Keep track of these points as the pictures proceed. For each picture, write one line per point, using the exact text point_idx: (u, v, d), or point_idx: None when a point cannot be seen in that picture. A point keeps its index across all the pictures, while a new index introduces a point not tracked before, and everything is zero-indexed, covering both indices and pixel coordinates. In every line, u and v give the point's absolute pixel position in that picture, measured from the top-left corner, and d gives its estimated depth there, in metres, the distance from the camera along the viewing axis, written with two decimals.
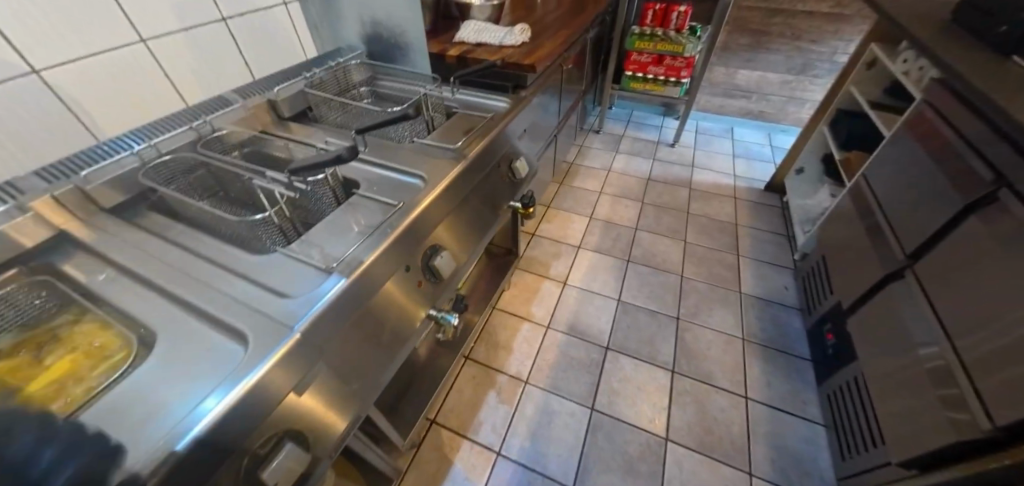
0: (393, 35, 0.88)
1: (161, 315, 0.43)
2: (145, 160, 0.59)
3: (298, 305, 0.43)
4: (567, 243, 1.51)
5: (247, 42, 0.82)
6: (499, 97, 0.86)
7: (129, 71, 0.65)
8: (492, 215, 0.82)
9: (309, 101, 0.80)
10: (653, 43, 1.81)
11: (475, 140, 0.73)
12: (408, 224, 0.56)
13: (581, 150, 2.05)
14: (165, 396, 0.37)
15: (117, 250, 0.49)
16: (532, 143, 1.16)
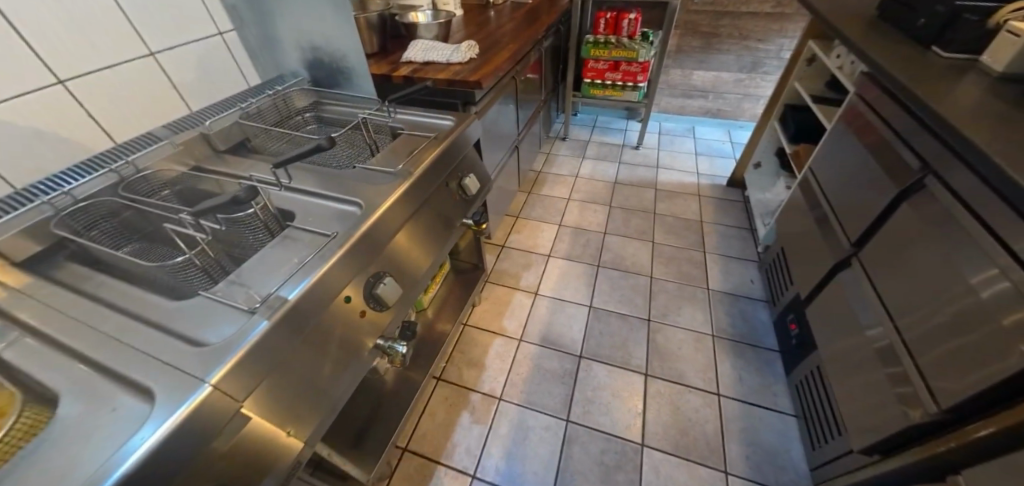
0: (334, 60, 0.87)
1: (65, 376, 0.40)
2: (59, 207, 0.56)
3: (214, 352, 0.41)
4: (537, 253, 1.51)
5: (180, 75, 0.79)
6: (444, 115, 0.84)
7: (48, 112, 0.62)
8: (446, 233, 0.80)
9: (245, 131, 0.78)
10: (608, 50, 1.85)
11: (420, 160, 0.72)
12: (343, 255, 0.54)
13: (548, 158, 2.07)
14: (60, 470, 0.34)
15: (25, 308, 0.46)
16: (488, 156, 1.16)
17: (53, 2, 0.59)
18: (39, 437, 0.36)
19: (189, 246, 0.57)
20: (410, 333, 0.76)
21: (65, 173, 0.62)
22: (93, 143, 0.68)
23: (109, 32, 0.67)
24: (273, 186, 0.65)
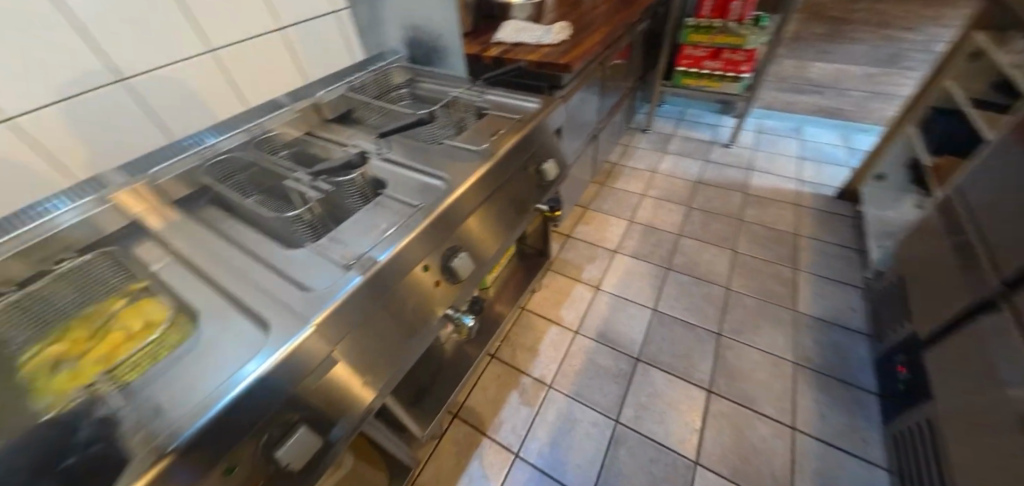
0: (432, 39, 0.91)
1: (204, 298, 0.48)
2: (205, 158, 0.67)
3: (316, 298, 0.46)
4: (603, 246, 1.47)
5: (301, 49, 0.86)
6: (531, 98, 0.83)
7: (199, 78, 0.71)
8: (519, 216, 0.80)
9: (350, 103, 0.85)
10: (710, 35, 1.71)
11: (504, 140, 0.73)
12: (428, 225, 0.57)
13: (625, 149, 1.97)
14: (200, 375, 0.41)
15: (178, 239, 0.56)
16: (569, 142, 1.12)
17: None
18: (184, 345, 0.44)
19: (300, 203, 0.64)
20: (475, 309, 0.79)
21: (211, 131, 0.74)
22: (231, 107, 0.77)
23: (250, 8, 0.74)
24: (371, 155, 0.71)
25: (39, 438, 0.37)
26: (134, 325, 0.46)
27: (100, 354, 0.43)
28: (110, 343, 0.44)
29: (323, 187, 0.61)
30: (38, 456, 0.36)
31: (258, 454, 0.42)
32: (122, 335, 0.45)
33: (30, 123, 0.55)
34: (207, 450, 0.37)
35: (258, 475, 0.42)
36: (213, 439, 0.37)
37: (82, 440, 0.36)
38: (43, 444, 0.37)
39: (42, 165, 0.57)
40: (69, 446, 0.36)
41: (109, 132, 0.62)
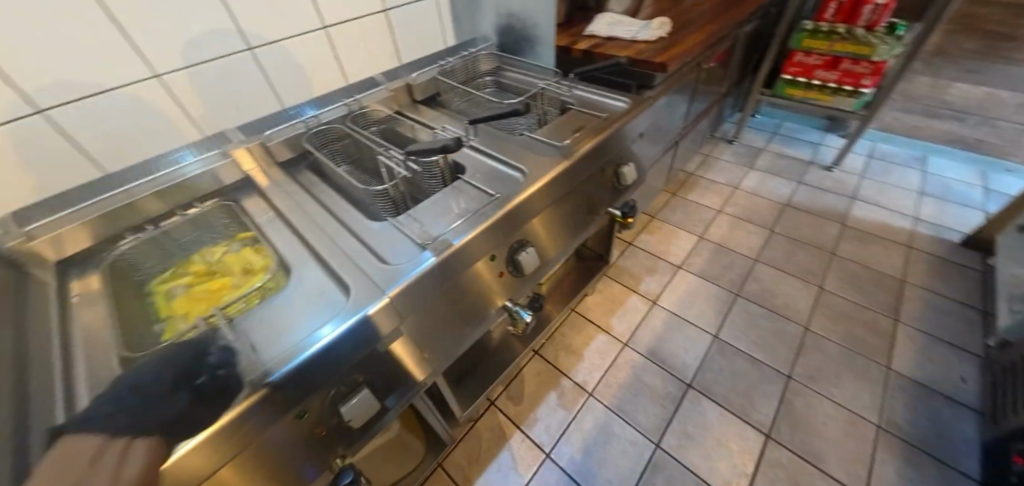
0: (524, 28, 0.91)
1: (297, 255, 0.53)
2: (310, 126, 0.72)
3: (393, 272, 0.48)
4: (666, 259, 1.38)
5: (401, 31, 0.89)
6: (619, 97, 0.79)
7: (311, 53, 0.77)
8: (588, 218, 0.77)
9: (439, 87, 0.87)
10: (829, 42, 1.49)
11: (586, 138, 0.70)
12: (501, 216, 0.57)
13: (704, 160, 1.83)
14: (287, 324, 0.45)
15: (280, 197, 0.62)
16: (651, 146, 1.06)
17: None
18: (276, 295, 0.48)
19: (387, 178, 0.67)
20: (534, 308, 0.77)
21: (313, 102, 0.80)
22: (332, 81, 0.83)
23: None
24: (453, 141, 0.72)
25: (172, 353, 0.36)
26: (235, 274, 0.56)
27: (209, 293, 0.54)
28: (217, 286, 0.55)
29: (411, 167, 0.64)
30: (176, 371, 0.35)
31: (326, 406, 0.45)
32: (226, 279, 0.55)
33: (176, 82, 0.63)
34: (285, 396, 0.40)
35: (322, 425, 0.46)
36: (291, 388, 0.40)
37: (213, 364, 0.37)
38: (177, 358, 0.36)
39: (180, 119, 0.66)
40: (202, 366, 0.36)
41: (234, 95, 0.70)
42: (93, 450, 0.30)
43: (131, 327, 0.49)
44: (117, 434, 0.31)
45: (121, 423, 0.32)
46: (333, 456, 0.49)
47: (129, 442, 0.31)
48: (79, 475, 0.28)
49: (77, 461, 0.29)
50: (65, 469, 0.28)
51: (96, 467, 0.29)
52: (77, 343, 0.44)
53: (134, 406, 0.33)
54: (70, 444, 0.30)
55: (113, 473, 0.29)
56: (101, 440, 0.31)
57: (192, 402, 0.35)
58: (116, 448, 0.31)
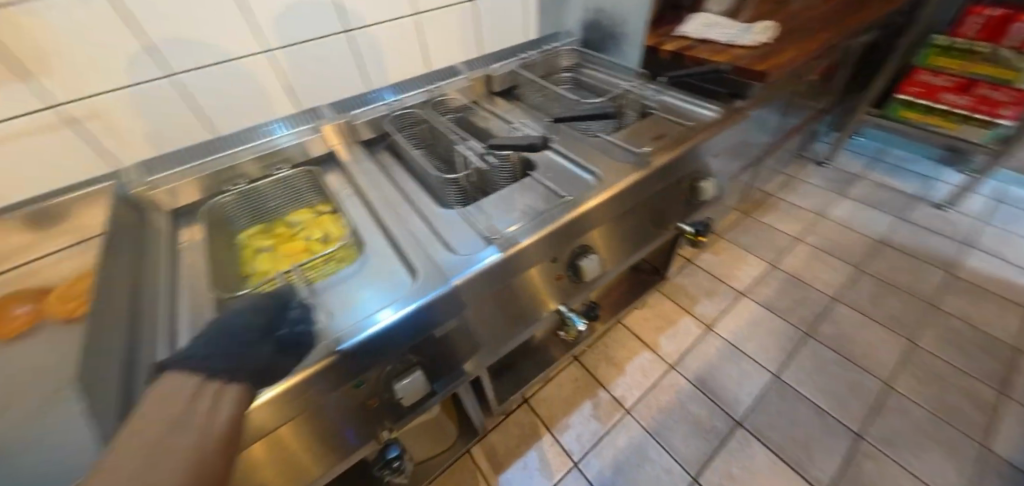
0: (612, 25, 0.88)
1: (371, 233, 0.56)
2: (393, 109, 0.76)
3: (459, 262, 0.49)
4: (728, 283, 1.29)
5: (485, 21, 0.90)
6: (707, 104, 0.73)
7: (398, 38, 0.81)
8: (656, 231, 0.72)
9: (517, 79, 0.86)
10: (966, 62, 1.34)
11: (665, 147, 0.64)
12: (567, 221, 0.55)
13: (787, 181, 1.67)
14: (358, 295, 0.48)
15: (359, 174, 0.66)
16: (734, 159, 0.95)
17: None
18: (349, 267, 0.51)
19: (460, 167, 0.68)
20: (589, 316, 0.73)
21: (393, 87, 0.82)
22: (415, 67, 0.87)
23: None
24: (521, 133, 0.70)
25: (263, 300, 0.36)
26: (315, 240, 0.60)
27: (291, 253, 0.58)
28: (299, 248, 0.59)
29: (494, 159, 0.65)
30: (265, 317, 0.35)
31: (381, 381, 0.47)
32: (307, 243, 0.60)
33: (283, 58, 0.71)
34: (346, 368, 0.42)
35: (375, 397, 0.48)
36: (352, 361, 0.42)
37: (294, 317, 0.37)
38: (265, 307, 0.36)
39: (280, 92, 0.74)
40: (284, 318, 0.36)
41: (327, 74, 0.77)
42: (189, 390, 0.29)
43: (224, 275, 0.53)
44: (210, 379, 0.30)
45: (214, 368, 0.30)
46: (381, 429, 0.51)
47: (222, 386, 0.30)
48: (175, 420, 0.27)
49: (175, 400, 0.28)
50: (163, 410, 0.27)
51: (191, 408, 0.28)
52: (183, 283, 0.50)
53: (226, 351, 0.31)
54: (170, 380, 0.29)
55: (203, 424, 0.27)
56: (196, 380, 0.30)
57: (275, 353, 0.34)
58: (208, 391, 0.30)
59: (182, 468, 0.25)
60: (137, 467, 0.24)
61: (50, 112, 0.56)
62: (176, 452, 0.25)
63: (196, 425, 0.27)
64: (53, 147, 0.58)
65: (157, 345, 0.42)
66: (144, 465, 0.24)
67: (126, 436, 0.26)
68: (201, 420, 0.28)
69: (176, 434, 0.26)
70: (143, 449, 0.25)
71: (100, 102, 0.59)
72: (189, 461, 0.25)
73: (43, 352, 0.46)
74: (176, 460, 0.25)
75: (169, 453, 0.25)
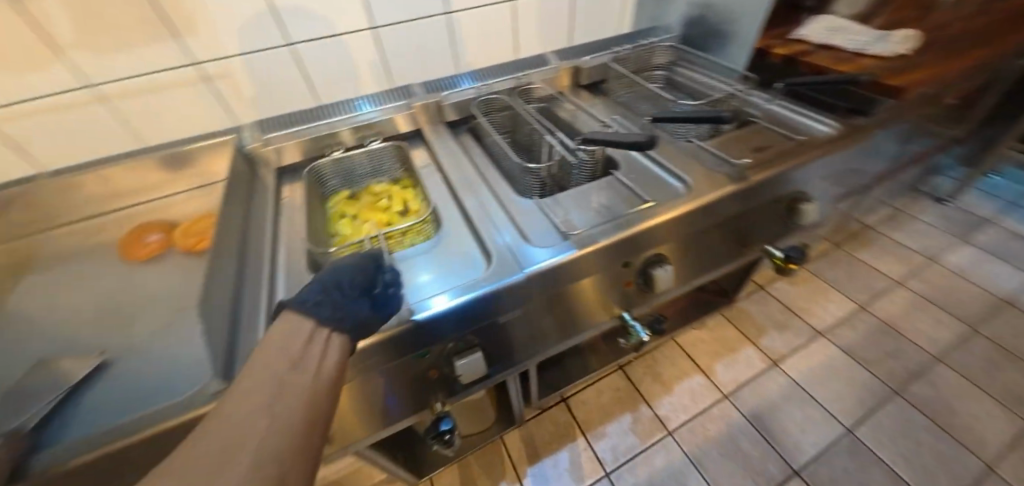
0: (721, 23, 0.81)
1: (451, 213, 0.59)
2: (480, 93, 0.76)
3: (534, 254, 0.49)
4: (803, 319, 1.16)
5: (581, 11, 0.88)
6: (823, 120, 0.66)
7: (493, 23, 0.82)
8: (741, 250, 0.66)
9: (607, 74, 0.83)
10: None
11: (766, 162, 0.58)
12: (647, 228, 0.52)
13: (893, 215, 1.46)
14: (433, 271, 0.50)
15: (444, 155, 0.68)
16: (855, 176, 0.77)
17: None
18: (427, 242, 0.54)
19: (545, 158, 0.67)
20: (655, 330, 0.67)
21: (472, 73, 0.81)
22: (504, 53, 0.88)
23: None
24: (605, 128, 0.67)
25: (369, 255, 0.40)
26: (398, 214, 0.64)
27: (375, 221, 0.63)
28: (382, 217, 0.63)
29: (585, 156, 0.61)
30: (364, 277, 0.38)
31: (444, 354, 0.49)
32: (389, 215, 0.64)
33: (385, 35, 0.75)
34: (414, 339, 0.44)
35: (435, 369, 0.49)
36: (422, 333, 0.44)
37: (387, 281, 0.40)
38: (366, 260, 0.40)
39: (377, 68, 0.78)
40: (379, 278, 0.39)
41: (423, 54, 0.80)
42: (306, 335, 0.33)
43: (319, 234, 0.59)
44: (320, 326, 0.34)
45: (323, 316, 0.34)
46: (435, 400, 0.52)
47: (328, 333, 0.34)
48: (293, 362, 0.30)
49: (293, 343, 0.31)
50: (285, 351, 0.30)
51: (308, 350, 0.32)
52: (284, 236, 0.56)
53: (334, 301, 0.35)
54: (289, 319, 0.33)
55: (316, 369, 0.30)
56: (309, 326, 0.33)
57: (371, 310, 0.37)
58: (320, 336, 0.33)
59: (296, 409, 0.27)
60: (264, 401, 0.27)
61: (193, 68, 0.65)
62: (295, 387, 0.28)
63: (309, 370, 0.30)
64: (192, 98, 0.68)
65: (261, 293, 0.48)
66: (268, 401, 0.27)
67: (256, 365, 0.29)
68: (312, 365, 0.30)
69: (295, 371, 0.29)
70: (267, 385, 0.28)
71: (233, 64, 0.67)
72: (301, 404, 0.28)
73: (171, 276, 0.54)
74: (291, 402, 0.28)
75: (292, 388, 0.28)
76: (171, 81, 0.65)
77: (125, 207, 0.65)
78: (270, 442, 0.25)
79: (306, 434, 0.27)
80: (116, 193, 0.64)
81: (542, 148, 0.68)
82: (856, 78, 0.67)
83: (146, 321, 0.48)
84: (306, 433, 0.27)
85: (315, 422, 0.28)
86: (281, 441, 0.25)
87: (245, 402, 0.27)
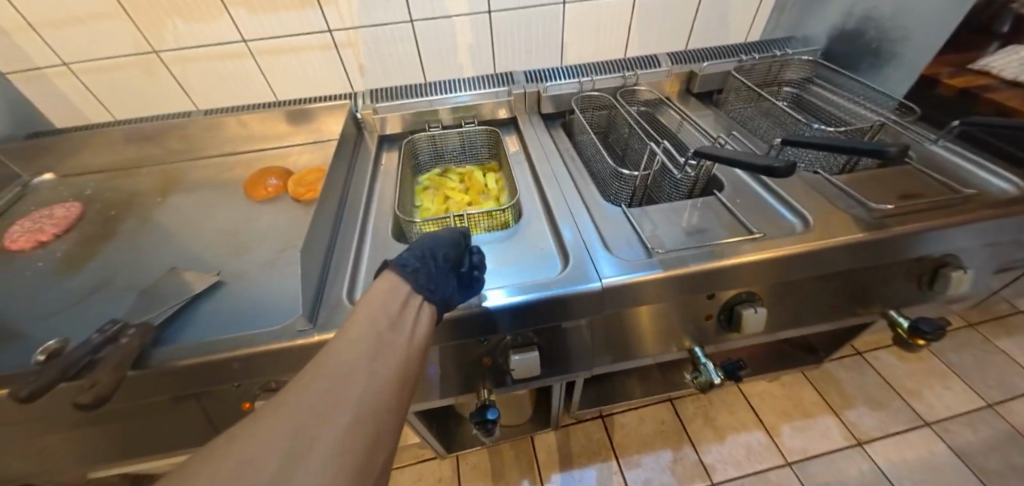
0: (883, 40, 0.69)
1: (532, 205, 0.58)
2: (582, 89, 0.72)
3: (616, 265, 0.47)
4: (906, 400, 0.98)
5: (708, 13, 0.81)
6: (1004, 174, 0.54)
7: (611, 18, 0.79)
8: (855, 310, 0.56)
9: (725, 84, 0.75)
10: None
11: (915, 214, 0.49)
12: (748, 262, 0.47)
13: None
14: (504, 262, 0.50)
15: (534, 146, 0.67)
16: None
17: None
18: (504, 230, 0.55)
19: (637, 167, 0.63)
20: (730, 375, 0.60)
21: (575, 67, 0.77)
22: (614, 50, 0.84)
23: None
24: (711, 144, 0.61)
25: (455, 233, 0.44)
26: (480, 199, 0.65)
27: (457, 201, 0.65)
28: (465, 199, 0.65)
29: (690, 174, 0.55)
30: (456, 253, 0.41)
31: (502, 346, 0.48)
32: (471, 197, 0.65)
33: (498, 19, 0.75)
34: (475, 322, 0.45)
35: (489, 357, 0.49)
36: (484, 319, 0.45)
37: (476, 263, 0.42)
38: (458, 239, 0.43)
39: (485, 51, 0.79)
40: (469, 257, 0.43)
41: (533, 42, 0.80)
42: (402, 299, 0.34)
43: (405, 202, 0.62)
44: (414, 292, 0.36)
45: (417, 283, 0.37)
46: (481, 386, 0.52)
47: (420, 301, 0.36)
48: (390, 323, 0.32)
49: (391, 304, 0.33)
50: (385, 310, 0.33)
51: (403, 313, 0.34)
52: (376, 199, 0.60)
53: (429, 271, 0.38)
54: (389, 279, 0.36)
55: (409, 333, 0.32)
56: (404, 292, 0.35)
57: (458, 289, 0.40)
58: (413, 302, 0.35)
59: (393, 368, 0.29)
60: (367, 353, 0.28)
61: (328, 36, 0.72)
62: (393, 348, 0.30)
63: (403, 333, 0.32)
64: (319, 61, 0.75)
65: (349, 248, 0.52)
66: (371, 354, 0.28)
67: (362, 315, 0.31)
68: (406, 329, 0.32)
69: (393, 332, 0.31)
70: (371, 338, 0.29)
71: (360, 35, 0.73)
72: (398, 365, 0.29)
73: (279, 218, 0.61)
74: (389, 360, 0.29)
75: (390, 347, 0.30)
76: (306, 44, 0.72)
77: (254, 150, 0.74)
78: (372, 393, 0.26)
79: (399, 393, 0.28)
80: (250, 138, 0.73)
81: (639, 156, 0.64)
82: None
83: (256, 252, 0.55)
84: (399, 393, 0.28)
85: (406, 384, 0.29)
86: (381, 395, 0.27)
87: (351, 349, 0.28)
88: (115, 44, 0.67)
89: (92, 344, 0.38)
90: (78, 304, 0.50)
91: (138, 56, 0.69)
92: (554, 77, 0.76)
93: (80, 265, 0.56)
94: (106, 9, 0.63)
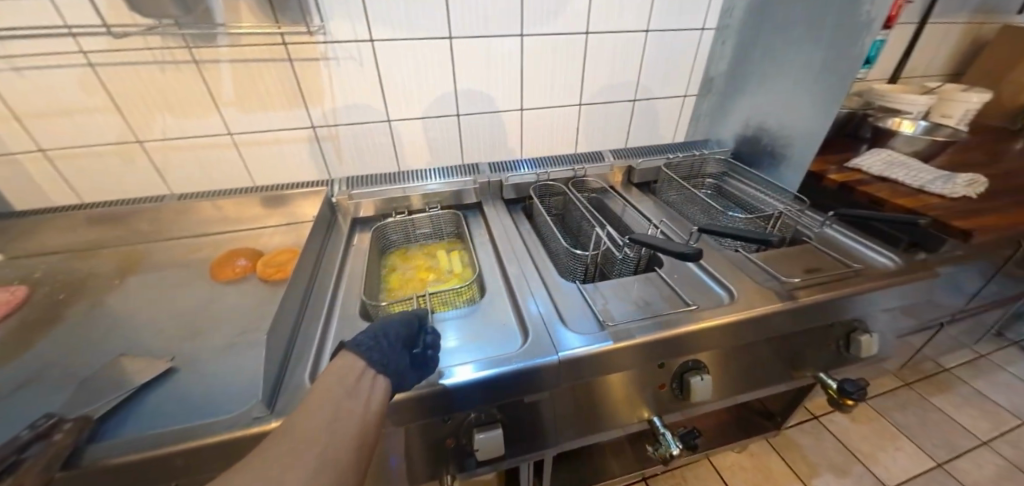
0: (774, 144, 0.85)
1: (494, 283, 0.63)
2: (538, 178, 0.82)
3: (571, 339, 0.50)
4: (865, 465, 1.01)
5: (639, 119, 0.99)
6: (881, 252, 0.66)
7: (561, 121, 0.94)
8: (790, 374, 0.61)
9: (658, 176, 0.88)
10: None
11: (814, 285, 0.58)
12: (687, 332, 0.52)
13: (974, 361, 1.31)
14: (469, 338, 0.53)
15: (497, 229, 0.74)
16: (922, 314, 0.70)
17: (607, 63, 0.88)
18: (467, 307, 0.58)
19: (590, 247, 0.70)
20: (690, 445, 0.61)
21: (534, 160, 0.89)
22: (566, 145, 0.98)
23: (622, 82, 0.92)
24: (649, 228, 0.70)
25: (410, 315, 0.46)
26: (443, 274, 0.70)
27: (422, 278, 0.69)
28: (429, 276, 0.69)
29: (631, 253, 0.64)
30: (407, 333, 0.43)
31: (467, 425, 0.49)
32: (435, 274, 0.70)
33: (466, 120, 0.87)
34: (439, 401, 0.46)
35: (453, 437, 0.49)
36: (449, 398, 0.46)
37: (428, 343, 0.43)
38: (410, 320, 0.45)
39: (454, 145, 0.90)
40: (420, 339, 0.44)
41: (495, 139, 0.92)
42: (358, 371, 0.37)
43: (373, 284, 0.65)
44: (369, 366, 0.38)
45: (372, 359, 0.39)
46: (445, 472, 0.50)
47: (375, 375, 0.38)
48: (348, 392, 0.35)
49: (347, 378, 0.36)
50: (341, 384, 0.35)
51: (359, 383, 0.36)
52: (345, 279, 0.62)
53: (382, 348, 0.40)
54: (344, 359, 0.38)
55: (366, 399, 0.35)
56: (359, 368, 0.38)
57: (410, 367, 0.41)
58: (368, 376, 0.37)
59: (349, 436, 0.32)
60: (326, 418, 0.32)
61: (310, 131, 0.80)
62: (351, 413, 0.33)
63: (360, 401, 0.35)
64: (301, 151, 0.82)
65: (313, 329, 0.53)
66: (330, 420, 0.32)
67: (320, 388, 0.35)
68: (361, 399, 0.35)
69: (349, 399, 0.34)
70: (329, 406, 0.33)
71: (341, 131, 0.81)
72: (356, 427, 0.32)
73: (245, 298, 0.61)
74: (347, 425, 0.32)
75: (349, 412, 0.33)
76: (289, 137, 0.80)
77: (226, 232, 0.76)
78: (330, 458, 0.30)
79: (358, 454, 0.32)
80: (223, 220, 0.75)
81: (590, 237, 0.71)
82: (915, 219, 0.62)
83: (214, 334, 0.55)
84: (359, 454, 0.32)
85: (365, 442, 0.33)
86: (339, 461, 0.30)
87: (311, 417, 0.32)
88: (98, 134, 0.71)
89: (20, 441, 0.35)
90: (3, 398, 0.46)
91: (120, 144, 0.73)
92: (514, 168, 0.85)
93: (15, 354, 0.52)
94: (99, 104, 0.68)
